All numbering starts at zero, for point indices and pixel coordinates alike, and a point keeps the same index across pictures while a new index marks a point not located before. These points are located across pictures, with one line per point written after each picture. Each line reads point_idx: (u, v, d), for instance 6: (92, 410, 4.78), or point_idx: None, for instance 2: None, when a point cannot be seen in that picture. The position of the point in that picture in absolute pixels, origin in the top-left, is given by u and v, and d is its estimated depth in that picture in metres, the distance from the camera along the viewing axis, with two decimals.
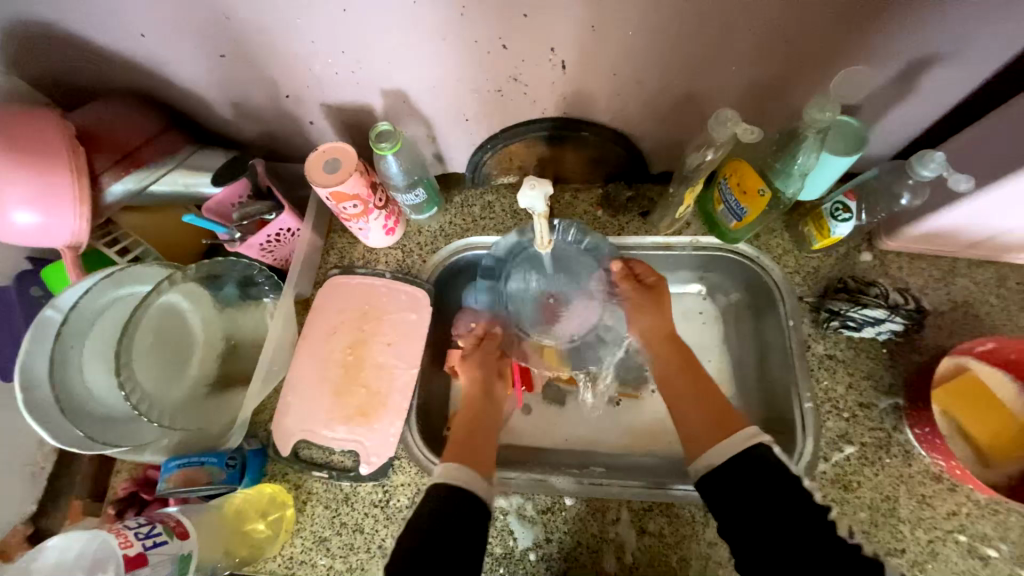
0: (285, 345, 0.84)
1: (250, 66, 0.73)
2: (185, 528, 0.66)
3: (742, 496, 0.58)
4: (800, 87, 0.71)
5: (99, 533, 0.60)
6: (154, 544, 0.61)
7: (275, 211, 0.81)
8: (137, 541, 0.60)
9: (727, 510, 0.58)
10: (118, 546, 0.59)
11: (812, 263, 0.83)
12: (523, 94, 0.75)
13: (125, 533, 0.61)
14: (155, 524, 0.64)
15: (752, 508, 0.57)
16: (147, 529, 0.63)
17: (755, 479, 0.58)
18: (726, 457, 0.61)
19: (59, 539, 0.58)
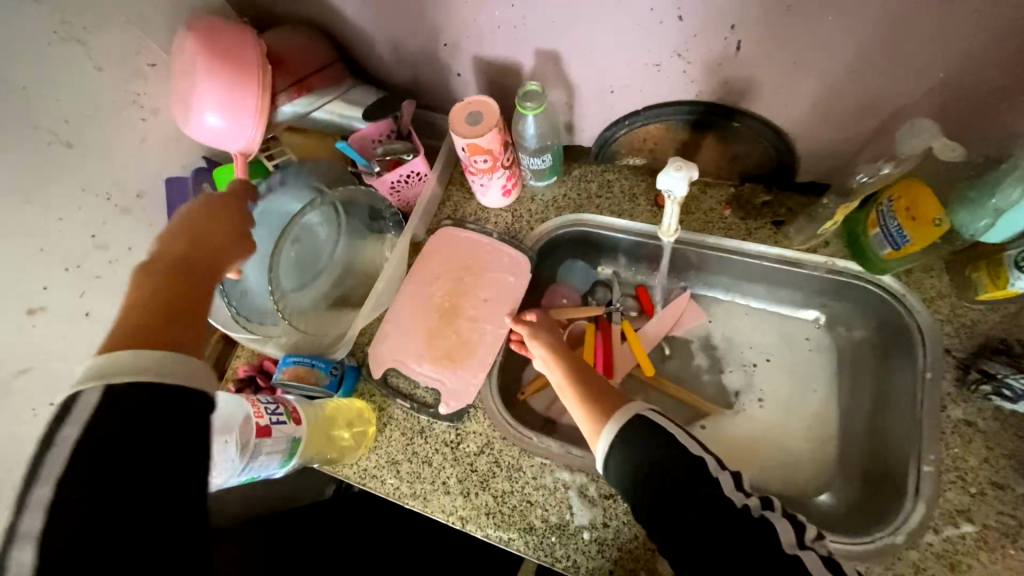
0: (394, 280, 0.89)
1: (421, 10, 0.77)
2: (299, 415, 0.74)
3: (672, 502, 0.56)
4: (1018, 108, 0.61)
5: (240, 400, 0.69)
6: (277, 422, 0.71)
7: (411, 154, 0.87)
8: (266, 415, 0.70)
9: (661, 524, 0.57)
10: (252, 414, 0.69)
11: (970, 314, 0.73)
12: (680, 72, 0.72)
13: (258, 405, 0.70)
14: (279, 405, 0.73)
15: (682, 514, 0.55)
16: (274, 408, 0.72)
17: (670, 471, 0.57)
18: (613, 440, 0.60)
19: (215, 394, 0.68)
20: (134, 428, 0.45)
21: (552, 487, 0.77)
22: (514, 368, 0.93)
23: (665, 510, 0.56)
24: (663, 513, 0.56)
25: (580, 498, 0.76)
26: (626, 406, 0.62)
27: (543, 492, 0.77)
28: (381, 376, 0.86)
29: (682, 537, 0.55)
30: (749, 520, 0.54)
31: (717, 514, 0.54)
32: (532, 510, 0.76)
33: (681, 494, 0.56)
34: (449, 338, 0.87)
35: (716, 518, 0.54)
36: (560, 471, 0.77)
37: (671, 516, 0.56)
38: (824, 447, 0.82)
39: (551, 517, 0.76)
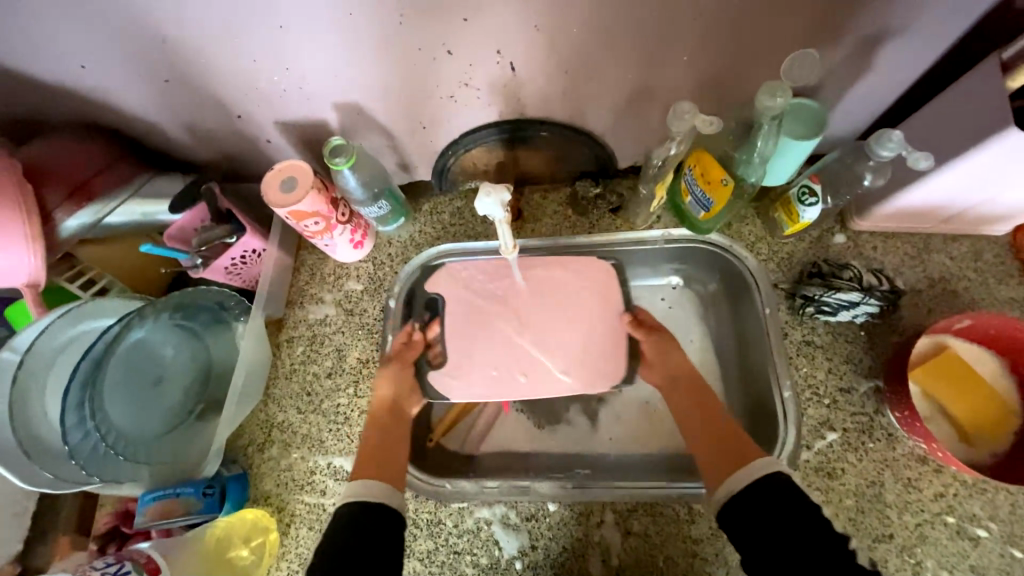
0: (260, 367, 0.83)
1: (197, 89, 0.72)
2: (156, 564, 0.69)
3: (765, 521, 0.54)
4: (755, 73, 0.70)
5: None
6: None
7: (236, 234, 0.80)
8: None
9: (745, 532, 0.55)
10: None
11: (785, 249, 0.82)
12: (476, 98, 0.74)
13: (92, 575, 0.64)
14: (124, 563, 0.67)
15: (771, 526, 0.53)
16: (116, 568, 0.66)
17: (770, 503, 0.55)
18: (746, 483, 0.57)
19: None
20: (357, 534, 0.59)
21: (476, 529, 0.75)
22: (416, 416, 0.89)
23: (752, 530, 0.54)
24: (749, 531, 0.54)
25: (505, 529, 0.74)
26: (754, 464, 0.59)
27: (467, 537, 0.75)
28: (272, 475, 0.80)
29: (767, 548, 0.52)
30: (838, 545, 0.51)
31: (830, 541, 0.50)
32: (462, 559, 0.74)
33: (800, 512, 0.53)
34: (464, 323, 0.81)
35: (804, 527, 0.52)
36: (479, 509, 0.76)
37: (758, 531, 0.54)
38: None
39: (481, 559, 0.74)
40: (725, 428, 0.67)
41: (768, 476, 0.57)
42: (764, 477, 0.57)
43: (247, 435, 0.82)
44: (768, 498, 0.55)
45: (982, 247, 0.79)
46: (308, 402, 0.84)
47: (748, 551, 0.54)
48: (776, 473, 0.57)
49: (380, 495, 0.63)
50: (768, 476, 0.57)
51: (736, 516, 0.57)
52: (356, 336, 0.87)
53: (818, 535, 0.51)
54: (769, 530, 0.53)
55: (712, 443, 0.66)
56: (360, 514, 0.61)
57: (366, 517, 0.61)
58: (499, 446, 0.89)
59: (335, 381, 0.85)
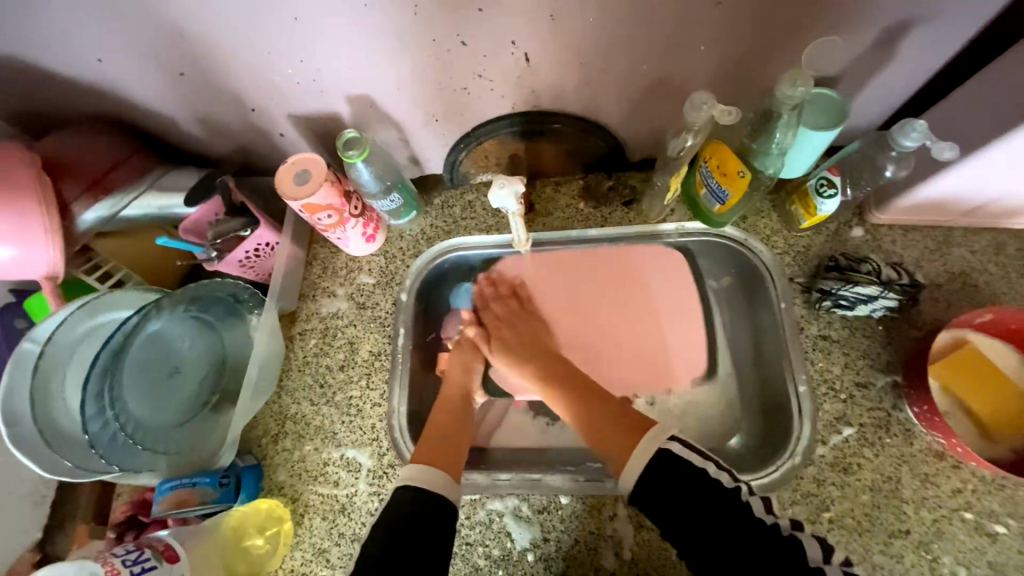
0: (274, 360, 0.84)
1: (210, 82, 0.72)
2: (174, 551, 0.68)
3: (673, 501, 0.54)
4: (774, 62, 0.68)
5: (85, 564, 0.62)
6: (142, 570, 0.64)
7: (250, 227, 0.81)
8: (125, 568, 0.63)
9: (659, 511, 0.55)
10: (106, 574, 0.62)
11: (801, 242, 0.81)
12: (489, 89, 0.73)
13: (112, 561, 0.64)
14: (143, 550, 0.66)
15: (685, 510, 0.54)
16: (136, 556, 0.65)
17: (667, 481, 0.55)
18: (643, 465, 0.57)
19: (45, 571, 0.61)
20: (410, 522, 0.59)
21: (488, 521, 0.75)
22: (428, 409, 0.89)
23: (676, 518, 0.54)
24: (663, 510, 0.55)
25: (517, 521, 0.74)
26: (647, 437, 0.59)
27: (480, 529, 0.75)
28: (286, 465, 0.81)
29: (705, 546, 0.53)
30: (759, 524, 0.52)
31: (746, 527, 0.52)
32: (474, 551, 0.74)
33: (710, 496, 0.54)
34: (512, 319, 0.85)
35: (715, 507, 0.53)
36: (491, 502, 0.76)
37: (671, 510, 0.54)
38: (727, 393, 0.87)
39: (493, 550, 0.74)
40: (622, 404, 0.68)
41: (658, 453, 0.57)
42: (655, 453, 0.57)
43: (261, 426, 0.83)
44: (666, 475, 0.55)
45: (1005, 240, 0.77)
46: (321, 394, 0.84)
47: (668, 528, 0.55)
48: (663, 447, 0.57)
49: (437, 485, 0.63)
50: (655, 453, 0.57)
51: (649, 499, 0.56)
52: (369, 329, 0.87)
53: (742, 527, 0.52)
54: (681, 508, 0.54)
55: (607, 413, 0.67)
56: (415, 502, 0.61)
57: (421, 501, 0.61)
58: (509, 440, 0.89)
59: (348, 373, 0.85)
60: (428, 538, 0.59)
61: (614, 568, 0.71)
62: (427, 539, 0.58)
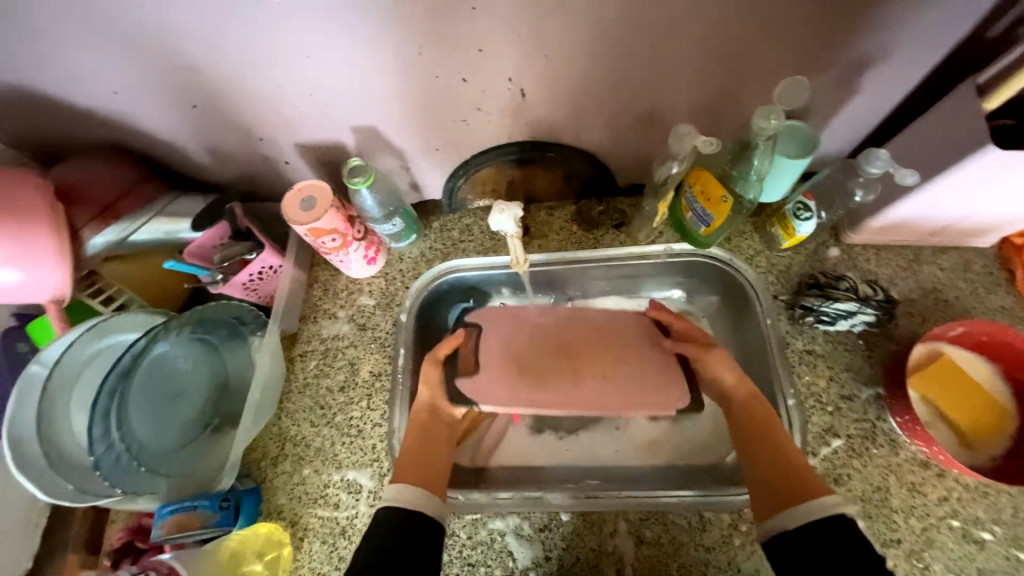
0: (274, 382, 0.85)
1: (222, 114, 0.76)
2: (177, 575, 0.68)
3: (818, 559, 0.52)
4: (749, 97, 0.74)
5: None
6: None
7: (255, 251, 0.83)
8: None
9: (792, 563, 0.54)
10: None
11: (783, 261, 0.86)
12: (489, 121, 0.78)
13: None
14: None
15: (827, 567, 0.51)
16: None
17: (829, 542, 0.53)
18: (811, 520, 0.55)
19: None
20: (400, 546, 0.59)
21: (489, 540, 0.75)
22: None
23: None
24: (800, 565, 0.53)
25: (519, 540, 0.75)
26: (823, 500, 0.56)
27: (482, 548, 0.75)
28: (285, 488, 0.81)
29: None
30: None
31: None
32: (476, 571, 0.74)
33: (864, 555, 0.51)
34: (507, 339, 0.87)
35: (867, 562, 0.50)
36: (493, 521, 0.76)
37: (807, 564, 0.53)
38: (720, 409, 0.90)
39: (496, 570, 0.74)
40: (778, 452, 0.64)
41: (831, 519, 0.54)
42: (830, 519, 0.54)
43: (260, 449, 0.84)
44: (834, 540, 0.53)
45: (970, 258, 0.83)
46: (321, 415, 0.85)
47: None
48: (840, 514, 0.55)
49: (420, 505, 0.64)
50: (830, 517, 0.55)
51: (789, 552, 0.55)
52: (369, 349, 0.89)
53: None
54: (820, 563, 0.52)
55: (770, 461, 0.64)
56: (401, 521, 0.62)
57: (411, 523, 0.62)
58: (508, 458, 0.90)
59: (348, 395, 0.86)
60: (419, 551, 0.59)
61: None
62: (417, 552, 0.59)
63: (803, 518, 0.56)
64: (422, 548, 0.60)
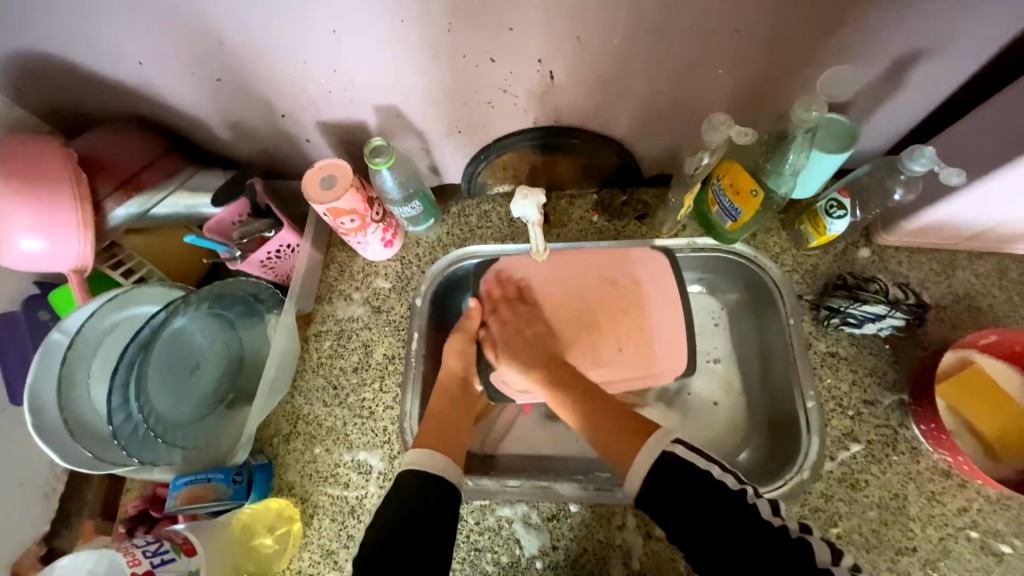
0: (289, 361, 0.85)
1: (245, 88, 0.75)
2: (192, 545, 0.69)
3: (681, 506, 0.55)
4: (788, 88, 0.71)
5: (108, 553, 0.63)
6: (162, 562, 0.66)
7: (274, 228, 0.83)
8: (144, 559, 0.65)
9: (668, 516, 0.56)
10: (126, 564, 0.63)
11: (810, 260, 0.83)
12: (513, 104, 0.76)
13: (133, 551, 0.65)
14: (163, 542, 0.68)
15: (692, 515, 0.54)
16: (156, 547, 0.67)
17: (680, 485, 0.56)
18: (649, 464, 0.58)
19: (68, 559, 0.62)
20: (421, 514, 0.60)
21: (498, 527, 0.75)
22: None
23: (692, 528, 0.54)
24: (667, 511, 0.56)
25: (526, 528, 0.75)
26: (648, 443, 0.60)
27: (489, 535, 0.75)
28: (297, 465, 0.81)
29: (706, 544, 0.53)
30: (766, 525, 0.52)
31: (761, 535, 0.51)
32: (483, 557, 0.74)
33: (699, 488, 0.54)
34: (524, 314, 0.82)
35: (718, 507, 0.53)
36: (501, 508, 0.76)
37: (681, 516, 0.55)
38: (736, 409, 0.88)
39: (502, 557, 0.74)
40: (614, 409, 0.69)
41: (662, 455, 0.58)
42: (659, 457, 0.58)
43: (273, 426, 0.84)
44: (678, 478, 0.56)
45: (1007, 264, 0.80)
46: (334, 395, 0.85)
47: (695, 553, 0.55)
48: (669, 450, 0.58)
49: (442, 472, 0.64)
50: (660, 454, 0.58)
51: (653, 500, 0.57)
52: (383, 332, 0.89)
53: (746, 526, 0.52)
54: (692, 515, 0.54)
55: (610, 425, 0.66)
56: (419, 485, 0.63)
57: (426, 488, 0.62)
58: (518, 447, 0.90)
59: (361, 377, 0.86)
60: (435, 523, 0.60)
61: None
62: (433, 527, 0.60)
63: (643, 468, 0.58)
64: (437, 526, 0.60)
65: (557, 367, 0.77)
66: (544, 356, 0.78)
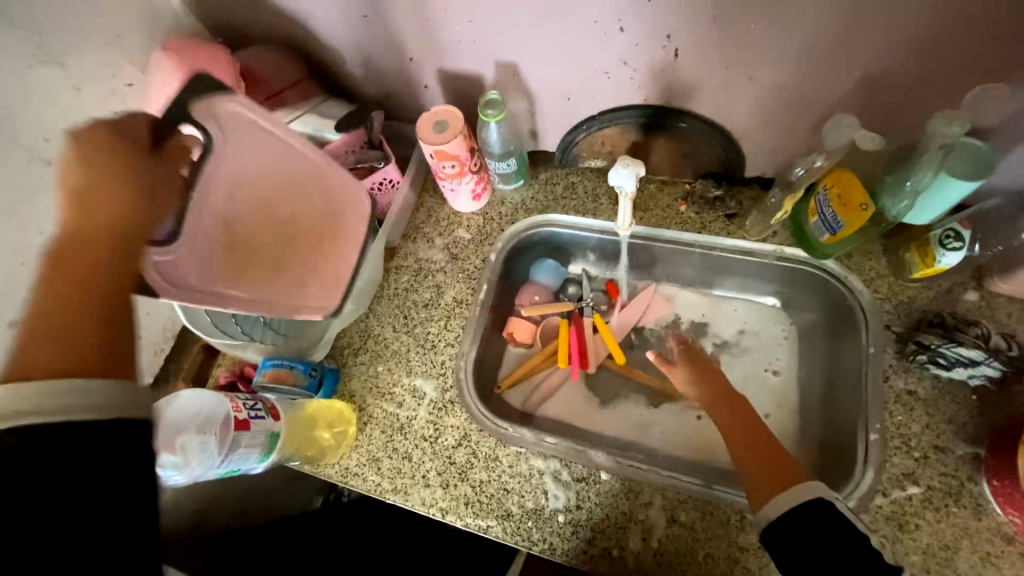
0: (371, 284, 0.94)
1: (388, 28, 0.82)
2: (277, 411, 0.80)
3: (807, 547, 0.56)
4: (924, 102, 0.68)
5: (221, 398, 0.75)
6: (255, 416, 0.76)
7: (383, 161, 0.91)
8: (245, 410, 0.75)
9: (789, 554, 0.57)
10: (232, 408, 0.74)
11: (907, 293, 0.79)
12: (629, 78, 0.78)
13: (237, 401, 0.76)
14: (258, 402, 0.78)
15: (817, 552, 0.56)
16: (253, 404, 0.77)
17: (812, 529, 0.57)
18: (794, 505, 0.59)
19: (192, 394, 0.74)
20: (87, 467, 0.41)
21: (528, 474, 0.80)
22: (490, 362, 0.96)
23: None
24: (794, 552, 0.57)
25: (555, 482, 0.79)
26: (801, 487, 0.60)
27: (519, 479, 0.80)
28: (360, 377, 0.90)
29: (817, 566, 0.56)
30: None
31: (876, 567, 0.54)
32: (509, 497, 0.79)
33: (834, 525, 0.57)
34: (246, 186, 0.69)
35: (857, 557, 0.55)
36: (534, 459, 0.81)
37: (806, 553, 0.56)
38: (787, 425, 0.87)
39: (527, 502, 0.79)
40: (770, 458, 0.66)
41: (816, 506, 0.58)
42: (807, 503, 0.58)
43: (347, 338, 0.94)
44: (817, 524, 0.57)
45: None
46: (403, 323, 0.93)
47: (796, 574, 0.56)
48: (824, 500, 0.58)
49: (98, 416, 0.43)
50: (815, 501, 0.58)
51: (780, 538, 0.58)
52: (457, 277, 0.95)
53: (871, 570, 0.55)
54: (816, 556, 0.56)
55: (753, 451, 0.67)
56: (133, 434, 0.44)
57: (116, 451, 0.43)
58: (557, 412, 0.94)
59: (430, 312, 0.93)
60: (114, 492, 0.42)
61: (639, 552, 0.73)
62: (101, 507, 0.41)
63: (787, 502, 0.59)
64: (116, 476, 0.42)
65: (718, 385, 0.77)
66: (703, 367, 0.80)
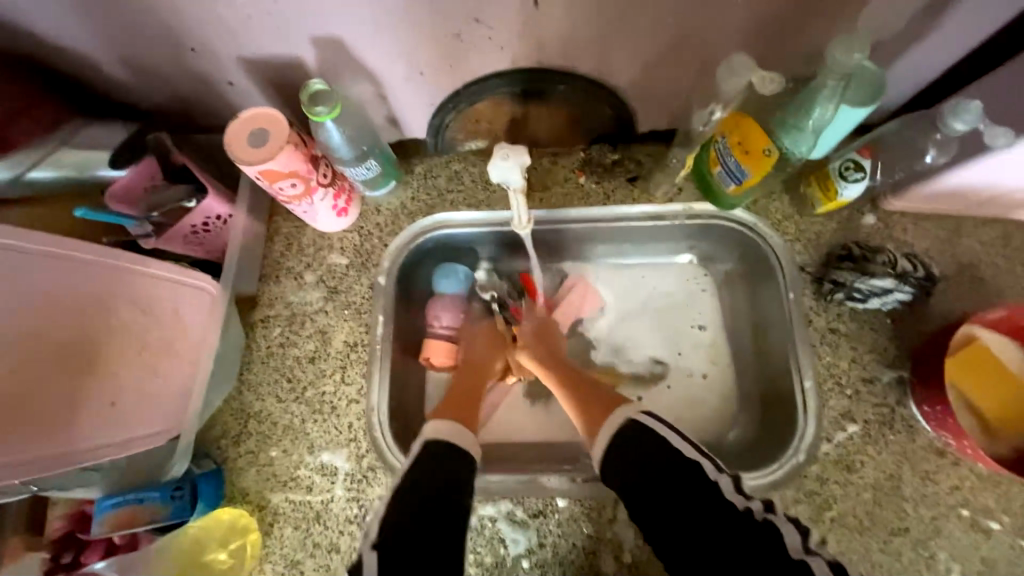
0: (231, 355, 0.73)
1: (138, 10, 0.58)
2: None
3: (665, 502, 0.54)
4: (808, 25, 0.61)
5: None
6: None
7: (196, 196, 0.69)
8: None
9: (645, 511, 0.55)
10: None
11: (813, 228, 0.76)
12: (487, 39, 0.62)
13: None
14: None
15: (676, 515, 0.53)
16: None
17: (657, 475, 0.55)
18: (612, 436, 0.60)
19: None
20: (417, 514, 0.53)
21: (479, 526, 0.70)
22: (411, 401, 0.81)
23: (663, 524, 0.54)
24: (643, 502, 0.55)
25: (511, 525, 0.69)
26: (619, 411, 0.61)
27: (471, 535, 0.69)
28: (250, 471, 0.72)
29: (676, 534, 0.52)
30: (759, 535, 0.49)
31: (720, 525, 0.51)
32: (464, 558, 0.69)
33: (675, 470, 0.54)
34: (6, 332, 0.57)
35: (718, 522, 0.51)
36: (483, 507, 0.70)
37: (671, 524, 0.53)
38: (725, 380, 0.84)
39: (486, 558, 0.69)
40: (605, 403, 0.66)
41: (627, 425, 0.59)
42: (623, 426, 0.60)
43: (220, 426, 0.74)
44: (641, 448, 0.57)
45: (1012, 231, 0.75)
46: (288, 389, 0.75)
47: (663, 547, 0.53)
48: (635, 418, 0.59)
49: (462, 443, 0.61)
50: (624, 422, 0.60)
51: (615, 472, 0.58)
52: (342, 316, 0.77)
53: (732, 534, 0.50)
54: (664, 503, 0.54)
55: (586, 398, 0.68)
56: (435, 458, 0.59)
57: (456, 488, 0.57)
58: (498, 435, 0.83)
59: (319, 367, 0.75)
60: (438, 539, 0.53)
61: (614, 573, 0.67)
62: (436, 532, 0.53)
63: (606, 441, 0.60)
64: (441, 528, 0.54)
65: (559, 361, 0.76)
66: (548, 348, 0.78)
